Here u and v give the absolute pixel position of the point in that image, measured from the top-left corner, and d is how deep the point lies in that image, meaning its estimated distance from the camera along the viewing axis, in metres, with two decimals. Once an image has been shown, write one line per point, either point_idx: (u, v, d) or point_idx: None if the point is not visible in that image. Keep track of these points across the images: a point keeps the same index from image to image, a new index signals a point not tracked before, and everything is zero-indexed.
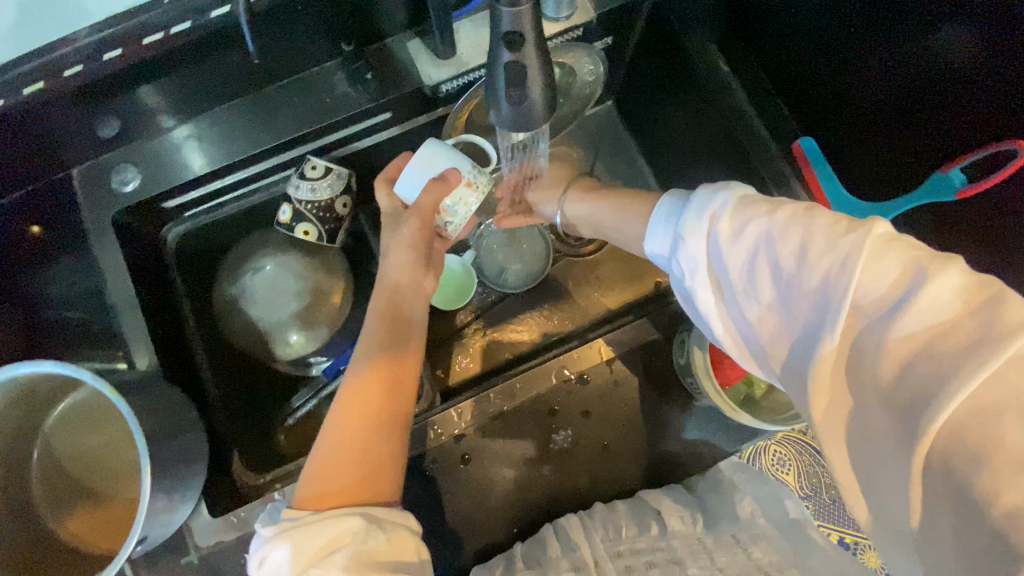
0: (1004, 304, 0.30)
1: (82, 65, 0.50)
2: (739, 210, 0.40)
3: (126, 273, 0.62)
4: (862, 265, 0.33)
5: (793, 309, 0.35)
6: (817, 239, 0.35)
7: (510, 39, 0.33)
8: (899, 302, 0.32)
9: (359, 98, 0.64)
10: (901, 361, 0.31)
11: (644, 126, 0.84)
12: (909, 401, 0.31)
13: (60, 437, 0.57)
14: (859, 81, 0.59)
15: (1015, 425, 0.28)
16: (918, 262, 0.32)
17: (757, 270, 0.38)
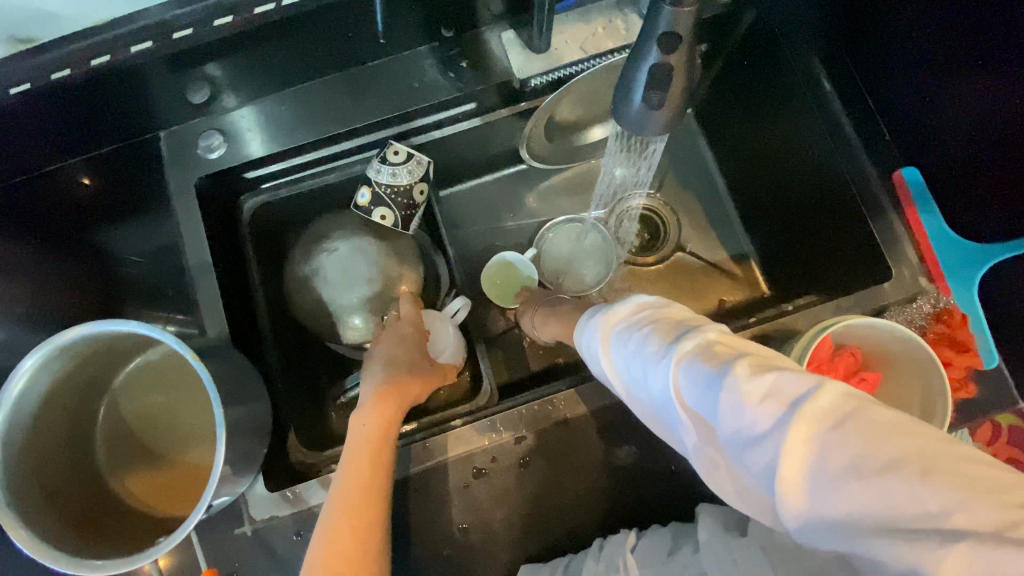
0: (783, 379, 0.33)
1: (191, 28, 0.49)
2: (606, 336, 0.46)
3: (203, 238, 0.62)
4: (676, 374, 0.37)
5: (663, 419, 0.40)
6: (650, 353, 0.40)
7: (665, 39, 0.32)
8: (706, 403, 0.35)
9: (448, 85, 0.64)
10: (733, 458, 0.34)
11: (724, 139, 0.82)
12: (754, 484, 0.33)
13: (128, 393, 0.58)
14: (971, 114, 0.56)
15: (856, 493, 0.29)
16: (711, 362, 0.35)
17: (631, 385, 0.42)
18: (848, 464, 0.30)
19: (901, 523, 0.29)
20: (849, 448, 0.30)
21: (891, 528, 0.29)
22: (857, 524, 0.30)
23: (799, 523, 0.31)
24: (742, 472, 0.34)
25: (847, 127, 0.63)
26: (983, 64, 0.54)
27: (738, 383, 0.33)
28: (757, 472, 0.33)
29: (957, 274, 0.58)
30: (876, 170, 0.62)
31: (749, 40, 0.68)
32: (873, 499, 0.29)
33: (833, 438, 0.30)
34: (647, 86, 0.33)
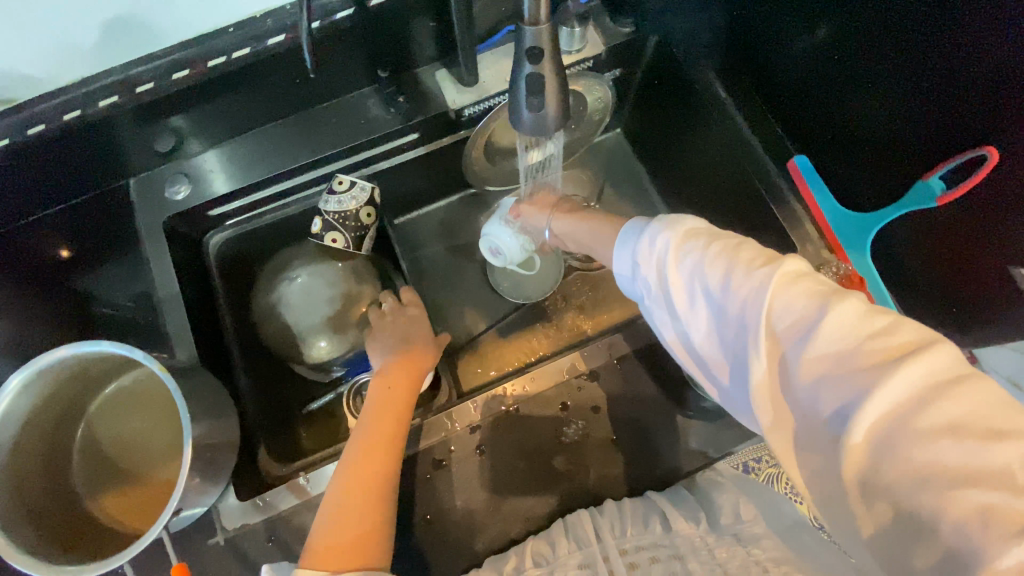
0: (899, 331, 0.37)
1: (154, 82, 0.58)
2: (681, 246, 0.46)
3: (172, 272, 0.67)
4: (773, 296, 0.40)
5: (728, 338, 0.43)
6: (738, 273, 0.42)
7: (531, 53, 0.39)
8: (808, 326, 0.38)
9: (391, 120, 0.71)
10: (817, 385, 0.37)
11: (650, 151, 0.90)
12: (823, 411, 0.37)
13: (104, 418, 0.62)
14: (835, 108, 0.64)
15: (946, 444, 0.32)
16: (823, 295, 0.39)
17: (698, 300, 0.44)
18: (944, 416, 0.33)
19: (981, 481, 0.31)
20: (954, 404, 0.33)
21: (965, 481, 0.32)
22: (930, 473, 0.32)
23: (867, 454, 0.35)
24: (820, 396, 0.37)
25: (746, 129, 0.72)
26: (835, 65, 0.62)
27: (851, 321, 0.37)
28: (842, 402, 0.36)
29: (849, 244, 0.65)
30: (773, 165, 0.70)
31: (655, 60, 0.77)
32: (960, 457, 0.32)
33: (936, 391, 0.34)
34: (528, 93, 0.40)
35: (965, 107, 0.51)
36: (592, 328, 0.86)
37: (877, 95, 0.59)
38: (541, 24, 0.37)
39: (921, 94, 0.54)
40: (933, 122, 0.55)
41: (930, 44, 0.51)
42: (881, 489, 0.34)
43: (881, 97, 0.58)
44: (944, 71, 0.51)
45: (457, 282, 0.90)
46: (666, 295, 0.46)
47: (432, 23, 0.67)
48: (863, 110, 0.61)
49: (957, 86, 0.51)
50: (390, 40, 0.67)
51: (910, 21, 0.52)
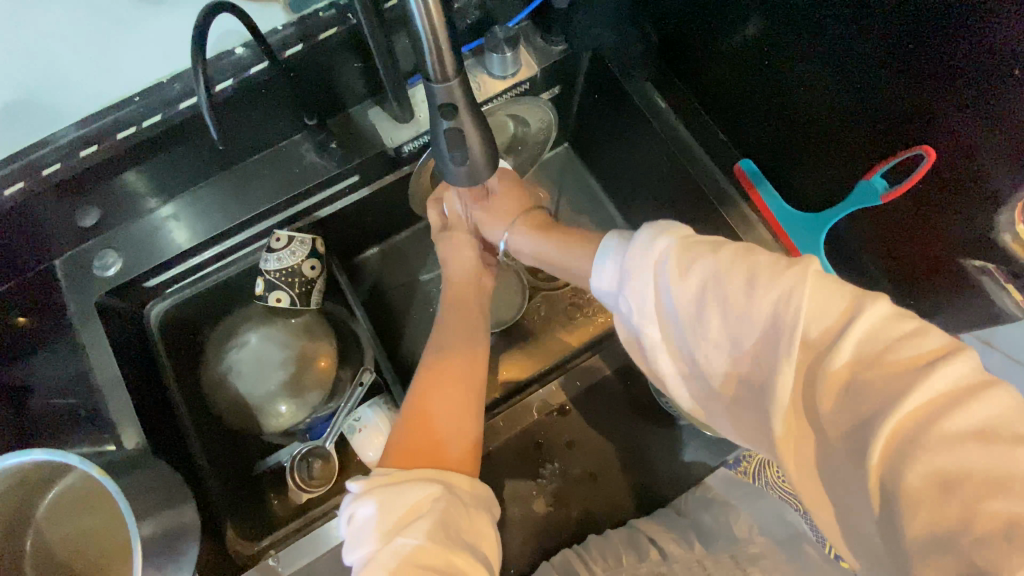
0: (928, 336, 0.34)
1: (59, 163, 0.55)
2: (681, 255, 0.42)
3: (110, 354, 0.62)
4: (807, 301, 0.36)
5: (745, 346, 0.37)
6: (764, 278, 0.38)
7: (444, 110, 0.37)
8: (838, 331, 0.35)
9: (326, 165, 0.68)
10: (849, 387, 0.33)
11: (599, 161, 0.89)
12: (859, 430, 0.33)
13: (52, 525, 0.56)
14: (773, 108, 0.64)
15: (969, 449, 0.29)
16: (857, 296, 0.36)
17: (709, 308, 0.39)
18: (970, 421, 0.30)
19: (1011, 491, 0.28)
20: (980, 407, 0.30)
21: (986, 490, 0.28)
22: (957, 479, 0.29)
23: (889, 459, 0.31)
24: (844, 395, 0.33)
25: (690, 138, 0.71)
26: (768, 66, 0.61)
27: (881, 322, 0.35)
28: (871, 406, 0.32)
29: (803, 244, 0.65)
30: (721, 173, 0.69)
31: (592, 76, 0.76)
32: (982, 462, 0.29)
33: (964, 397, 0.31)
34: (449, 147, 0.38)
35: (892, 103, 0.50)
36: (564, 348, 0.84)
37: (810, 94, 0.58)
38: (451, 80, 0.35)
39: (859, 96, 0.53)
40: (873, 124, 0.53)
41: (855, 43, 0.51)
42: (898, 499, 0.31)
43: (819, 99, 0.57)
44: (878, 73, 0.50)
45: (420, 317, 0.86)
46: (669, 311, 0.41)
47: (357, 63, 0.64)
48: (801, 109, 0.60)
49: (891, 89, 0.50)
50: (315, 84, 0.64)
51: (837, 23, 0.51)
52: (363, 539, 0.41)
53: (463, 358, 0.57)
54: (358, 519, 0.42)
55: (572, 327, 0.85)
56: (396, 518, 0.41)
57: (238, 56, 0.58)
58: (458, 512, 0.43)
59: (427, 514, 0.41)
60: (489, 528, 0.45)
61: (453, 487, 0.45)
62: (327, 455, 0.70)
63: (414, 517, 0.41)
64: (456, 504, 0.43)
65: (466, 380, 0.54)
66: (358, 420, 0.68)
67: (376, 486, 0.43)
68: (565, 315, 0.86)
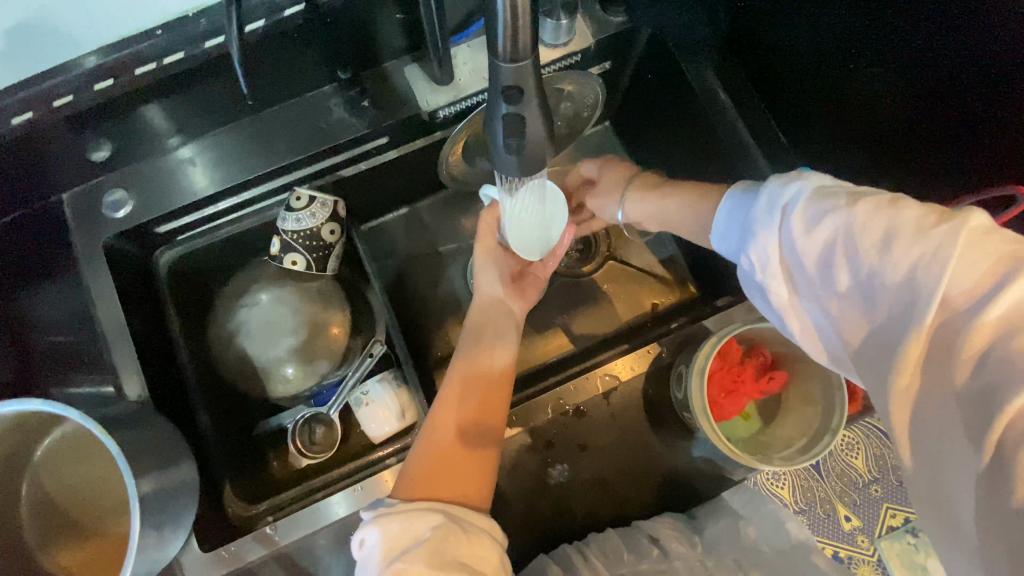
0: None
1: (71, 95, 0.50)
2: (814, 200, 0.39)
3: (117, 301, 0.60)
4: (955, 258, 0.31)
5: (877, 303, 0.34)
6: (908, 230, 0.33)
7: (507, 93, 0.32)
8: (984, 296, 0.30)
9: (355, 123, 0.63)
10: (981, 357, 0.30)
11: (640, 147, 0.84)
12: (981, 402, 0.30)
13: (48, 472, 0.54)
14: (841, 116, 0.60)
15: None
16: (1019, 256, 0.30)
17: (837, 259, 0.36)
18: None
19: None
20: None
21: None
22: None
23: (1006, 435, 0.29)
24: (972, 366, 0.30)
25: (747, 135, 0.65)
26: (836, 75, 0.58)
27: None
28: (1003, 378, 0.29)
29: None
30: (775, 177, 0.64)
31: (649, 54, 0.70)
32: None
33: None
34: (506, 134, 0.34)
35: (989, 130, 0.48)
36: (580, 338, 0.81)
37: (884, 109, 0.55)
38: (522, 61, 0.31)
39: (936, 120, 0.51)
40: (961, 145, 0.50)
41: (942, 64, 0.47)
42: (1002, 475, 0.29)
43: (893, 112, 0.54)
44: (959, 100, 0.48)
45: (434, 289, 0.83)
46: (792, 261, 0.39)
47: (399, 13, 0.59)
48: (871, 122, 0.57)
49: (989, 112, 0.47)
50: (351, 34, 0.58)
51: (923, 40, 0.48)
52: (369, 567, 0.41)
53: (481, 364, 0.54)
54: (365, 546, 0.42)
55: (591, 317, 0.82)
56: (397, 545, 0.40)
57: None
58: (460, 542, 0.41)
59: (425, 542, 0.40)
60: (496, 558, 0.42)
61: (454, 516, 0.43)
62: (332, 423, 0.68)
63: (413, 544, 0.40)
64: (459, 533, 0.41)
65: (485, 392, 0.53)
66: (366, 393, 0.66)
67: (384, 513, 0.43)
68: (586, 304, 0.82)
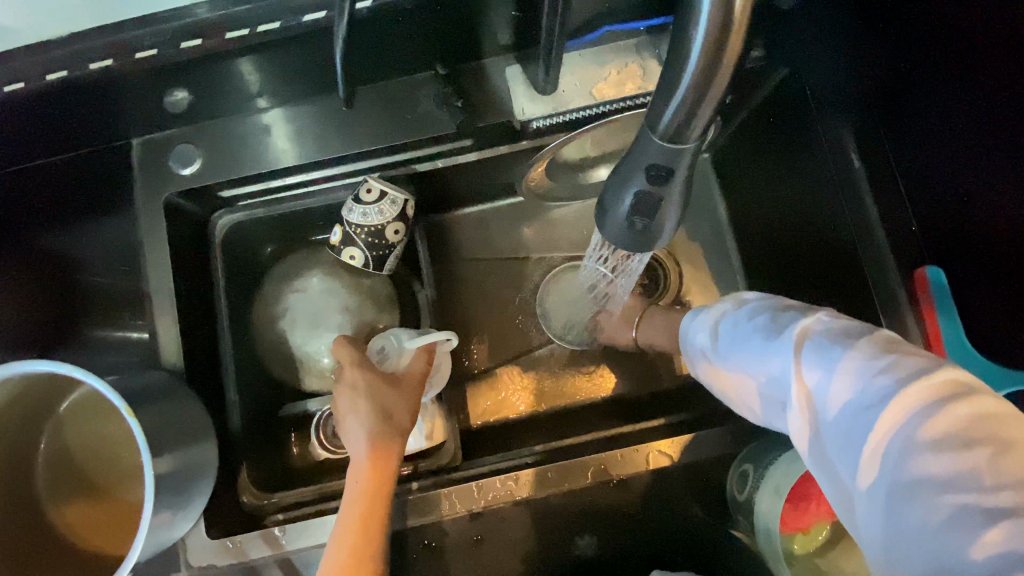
0: (906, 356, 0.38)
1: (157, 48, 0.47)
2: (719, 319, 0.51)
3: (167, 261, 0.58)
4: (799, 345, 0.42)
5: (770, 389, 0.44)
6: (771, 333, 0.45)
7: (653, 171, 0.29)
8: (827, 369, 0.40)
9: (443, 119, 0.58)
10: (839, 412, 0.39)
11: (736, 191, 0.76)
12: (851, 441, 0.38)
13: (70, 425, 0.54)
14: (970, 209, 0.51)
15: (930, 457, 0.35)
16: (840, 333, 0.41)
17: (740, 359, 0.47)
18: (929, 430, 0.36)
19: (958, 488, 0.34)
20: (943, 417, 0.35)
21: (946, 488, 0.34)
22: (921, 481, 0.35)
23: (875, 473, 0.38)
24: (835, 426, 0.40)
25: (874, 213, 0.56)
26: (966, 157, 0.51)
27: (859, 353, 0.39)
28: (854, 427, 0.38)
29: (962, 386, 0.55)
30: (895, 268, 0.56)
31: (775, 99, 0.62)
32: (941, 466, 0.35)
33: (931, 408, 0.36)
34: (634, 208, 0.30)
35: None
36: (627, 384, 0.76)
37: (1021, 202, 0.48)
38: (684, 142, 0.27)
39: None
40: None
41: None
42: (887, 506, 0.37)
43: (990, 220, 0.51)
44: None
45: (484, 300, 0.78)
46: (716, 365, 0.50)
47: (514, 12, 0.53)
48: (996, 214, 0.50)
49: None
50: (458, 24, 0.53)
51: (954, 130, 0.51)
52: None
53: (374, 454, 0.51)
54: None
55: (644, 364, 0.76)
56: None
57: None
58: None
59: None
60: None
61: None
62: None
63: None
64: None
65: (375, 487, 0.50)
66: None
67: None
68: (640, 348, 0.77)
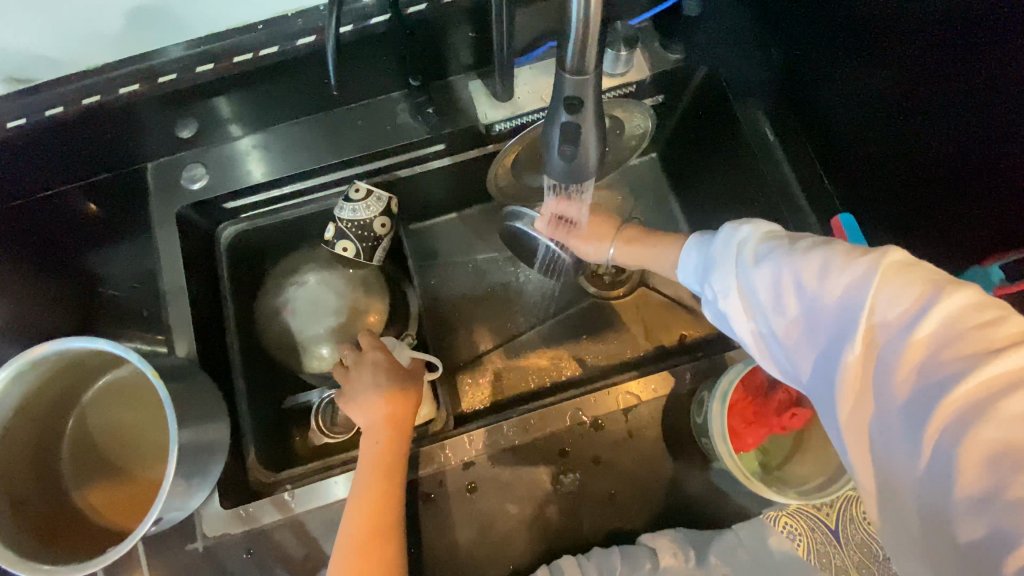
0: (1005, 324, 0.35)
1: (176, 74, 0.57)
2: (766, 244, 0.46)
3: (180, 263, 0.65)
4: (876, 286, 0.38)
5: (818, 320, 0.40)
6: (836, 266, 0.41)
7: (570, 102, 0.36)
8: (909, 319, 0.37)
9: (418, 128, 0.68)
10: (915, 369, 0.36)
11: (683, 180, 0.85)
12: (920, 396, 0.35)
13: (96, 411, 0.59)
14: (901, 164, 0.59)
15: (1018, 425, 0.32)
16: (933, 285, 0.37)
17: (787, 287, 0.42)
18: None
19: None
20: None
21: None
22: (1000, 452, 0.32)
23: (941, 434, 0.34)
24: (904, 377, 0.36)
25: (790, 177, 0.67)
26: (895, 119, 0.58)
27: (950, 307, 0.36)
28: (933, 383, 0.35)
29: None
30: (814, 222, 0.64)
31: (703, 92, 0.72)
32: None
33: None
34: (561, 140, 0.37)
35: None
36: (603, 360, 0.82)
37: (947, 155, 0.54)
38: (585, 74, 0.34)
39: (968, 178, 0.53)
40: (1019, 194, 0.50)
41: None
42: (946, 467, 0.34)
43: (923, 172, 0.57)
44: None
45: (467, 295, 0.85)
46: (747, 290, 0.45)
47: (472, 32, 0.64)
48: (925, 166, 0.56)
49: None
50: (427, 45, 0.64)
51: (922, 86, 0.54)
52: None
53: (387, 418, 0.55)
54: None
55: (617, 341, 0.83)
56: None
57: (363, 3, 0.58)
58: None
59: None
60: None
61: None
62: None
63: None
64: None
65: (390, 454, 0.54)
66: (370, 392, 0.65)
67: None
68: (613, 327, 0.84)
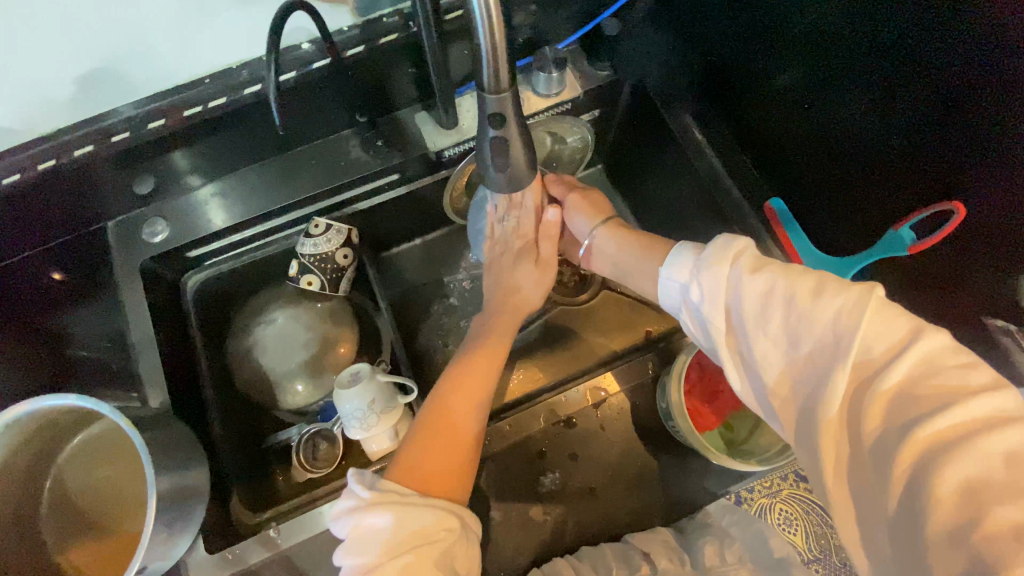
0: (976, 370, 0.34)
1: (128, 131, 0.59)
2: (758, 259, 0.43)
3: (147, 316, 0.66)
4: (869, 318, 0.37)
5: (805, 346, 0.38)
6: (829, 292, 0.39)
7: (493, 119, 0.40)
8: (892, 355, 0.35)
9: (371, 161, 0.71)
10: (886, 410, 0.35)
11: (631, 186, 0.90)
12: (899, 433, 0.33)
13: (72, 471, 0.59)
14: (837, 152, 0.60)
15: (992, 462, 0.31)
16: (917, 328, 0.36)
17: (778, 309, 0.40)
18: (1004, 442, 0.31)
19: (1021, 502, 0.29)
20: (1014, 432, 0.31)
21: (1006, 496, 0.30)
22: (972, 490, 0.30)
23: (910, 471, 0.33)
24: (885, 413, 0.34)
25: (722, 169, 0.71)
26: (830, 110, 0.59)
27: (928, 350, 0.35)
28: (906, 422, 0.34)
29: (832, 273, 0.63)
30: (750, 211, 0.69)
31: (634, 103, 0.77)
32: (997, 478, 0.30)
33: (1001, 422, 0.32)
34: (493, 153, 0.41)
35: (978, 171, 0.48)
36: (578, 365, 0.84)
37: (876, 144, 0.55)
38: (502, 91, 0.38)
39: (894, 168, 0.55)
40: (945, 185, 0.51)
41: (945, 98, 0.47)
42: (915, 503, 0.32)
43: (858, 162, 0.58)
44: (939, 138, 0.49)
45: (438, 318, 0.87)
46: (734, 306, 0.42)
47: (411, 68, 0.68)
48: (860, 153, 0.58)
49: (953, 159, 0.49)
50: (368, 83, 0.67)
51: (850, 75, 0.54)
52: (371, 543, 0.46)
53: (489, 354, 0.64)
54: (365, 526, 0.46)
55: (589, 346, 0.85)
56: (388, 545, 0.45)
57: (303, 51, 0.62)
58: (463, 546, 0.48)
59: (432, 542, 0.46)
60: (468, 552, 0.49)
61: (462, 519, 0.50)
62: (333, 438, 0.70)
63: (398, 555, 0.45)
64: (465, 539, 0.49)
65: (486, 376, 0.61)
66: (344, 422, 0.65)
67: (386, 497, 0.48)
68: (584, 332, 0.86)
